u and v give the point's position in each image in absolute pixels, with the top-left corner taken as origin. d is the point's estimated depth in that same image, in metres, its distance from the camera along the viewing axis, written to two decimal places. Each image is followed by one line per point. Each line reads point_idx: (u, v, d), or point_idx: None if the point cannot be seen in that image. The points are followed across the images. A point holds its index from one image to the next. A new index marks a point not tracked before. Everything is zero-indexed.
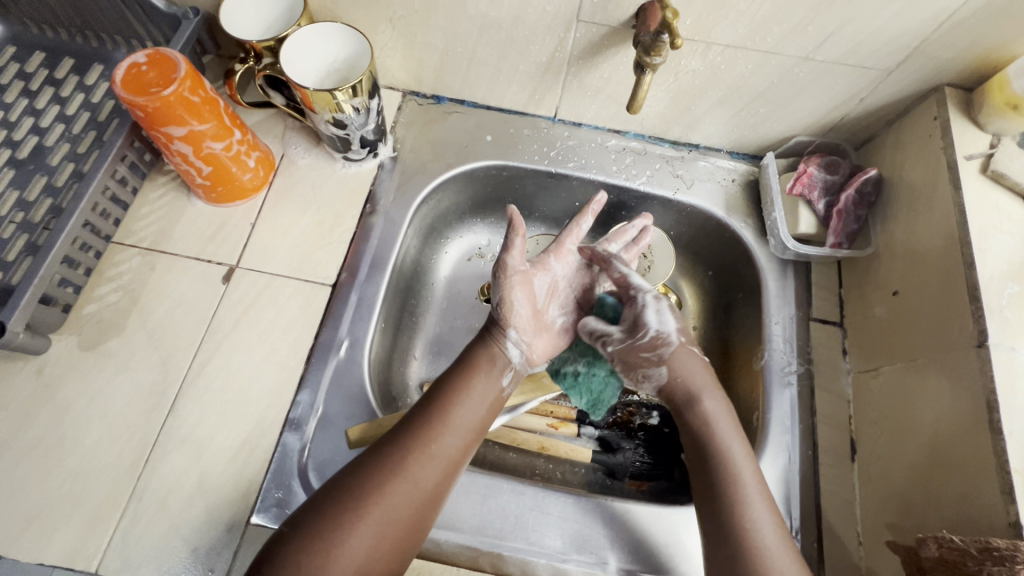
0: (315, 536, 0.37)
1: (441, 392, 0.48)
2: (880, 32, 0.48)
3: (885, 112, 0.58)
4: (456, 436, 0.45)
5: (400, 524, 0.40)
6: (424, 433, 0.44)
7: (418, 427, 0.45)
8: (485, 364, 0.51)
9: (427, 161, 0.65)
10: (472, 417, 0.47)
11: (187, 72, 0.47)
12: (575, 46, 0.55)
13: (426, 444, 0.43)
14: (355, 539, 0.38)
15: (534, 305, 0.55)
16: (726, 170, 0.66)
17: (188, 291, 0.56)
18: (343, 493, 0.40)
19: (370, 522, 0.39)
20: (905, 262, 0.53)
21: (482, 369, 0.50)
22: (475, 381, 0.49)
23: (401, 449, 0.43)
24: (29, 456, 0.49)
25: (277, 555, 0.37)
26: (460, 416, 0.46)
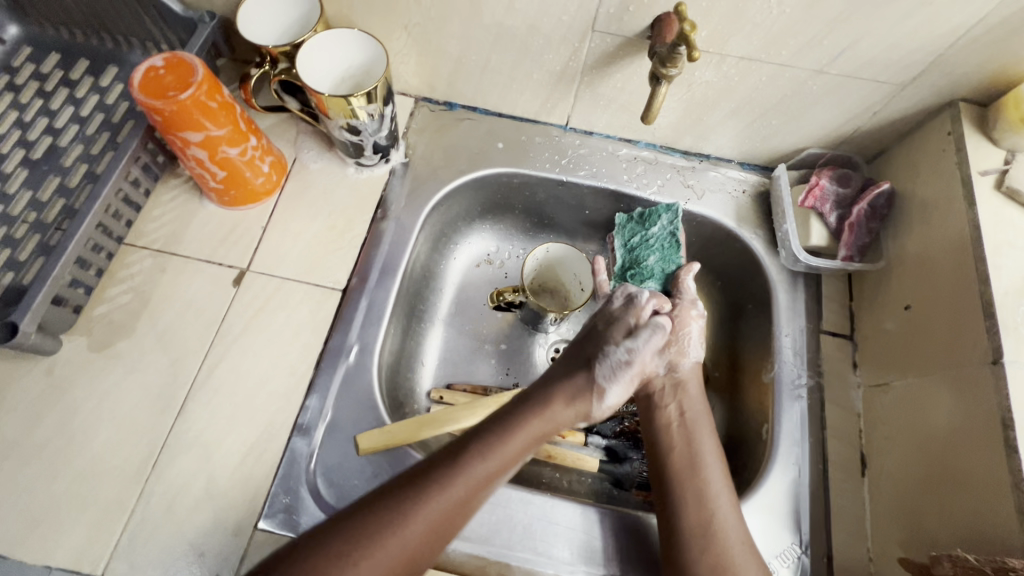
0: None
1: (468, 447, 0.45)
2: (895, 47, 0.48)
3: (898, 125, 0.58)
4: (467, 500, 0.43)
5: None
6: (435, 494, 0.42)
7: (427, 484, 0.42)
8: (532, 423, 0.48)
9: (439, 168, 0.65)
10: (490, 480, 0.44)
11: (204, 76, 0.47)
12: (589, 56, 0.56)
13: (430, 504, 0.41)
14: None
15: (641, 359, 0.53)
16: (737, 181, 0.66)
17: (199, 294, 0.56)
18: (337, 539, 0.39)
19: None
20: (918, 277, 0.53)
21: (527, 428, 0.47)
22: (509, 442, 0.46)
23: (405, 508, 0.41)
24: (38, 457, 0.49)
25: None
26: (475, 479, 0.43)
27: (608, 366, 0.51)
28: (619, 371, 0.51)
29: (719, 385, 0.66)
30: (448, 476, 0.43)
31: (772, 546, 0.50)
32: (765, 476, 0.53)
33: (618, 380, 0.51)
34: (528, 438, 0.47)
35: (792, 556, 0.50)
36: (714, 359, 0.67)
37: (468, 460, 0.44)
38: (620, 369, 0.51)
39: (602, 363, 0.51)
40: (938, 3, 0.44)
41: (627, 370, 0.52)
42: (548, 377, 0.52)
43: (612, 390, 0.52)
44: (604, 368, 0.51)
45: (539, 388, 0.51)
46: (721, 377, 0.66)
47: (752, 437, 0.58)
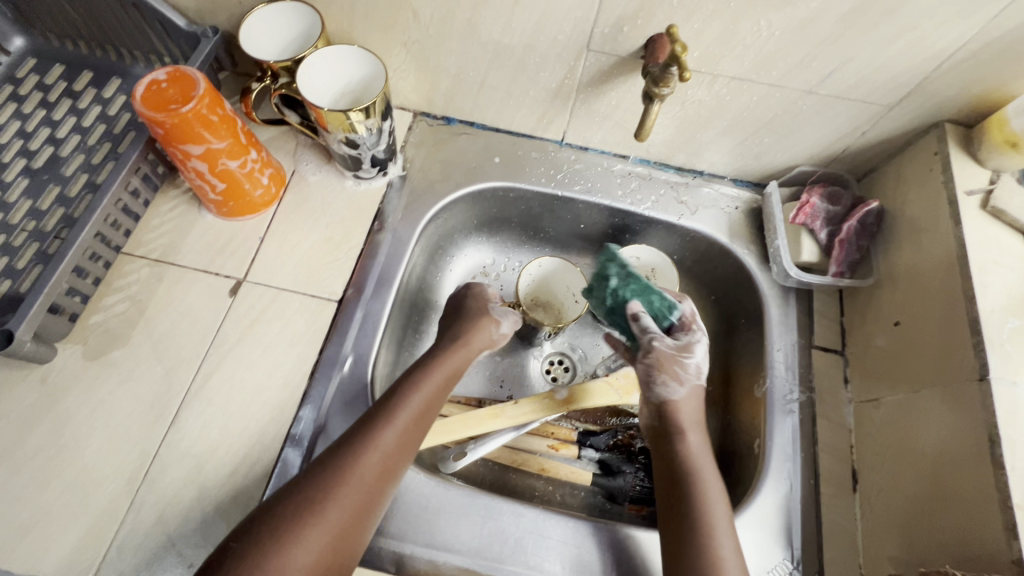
0: (260, 547, 0.37)
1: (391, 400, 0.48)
2: (883, 69, 0.50)
3: (886, 144, 0.59)
4: (398, 440, 0.46)
5: (344, 535, 0.40)
6: (366, 440, 0.44)
7: (357, 436, 0.44)
8: (440, 367, 0.52)
9: (436, 181, 0.66)
10: (414, 422, 0.47)
11: (205, 90, 0.48)
12: (584, 74, 0.57)
13: (364, 451, 0.44)
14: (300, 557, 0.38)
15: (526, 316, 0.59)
16: (730, 197, 0.67)
17: (195, 303, 0.56)
18: (285, 508, 0.40)
19: (311, 535, 0.39)
20: (906, 294, 0.54)
21: (435, 370, 0.51)
22: (423, 385, 0.49)
23: (341, 459, 0.43)
24: (29, 465, 0.49)
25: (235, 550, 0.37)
26: (399, 420, 0.46)
27: (497, 305, 0.59)
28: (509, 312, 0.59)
29: (714, 399, 0.66)
30: (381, 424, 0.45)
31: (763, 562, 0.50)
32: (757, 491, 0.53)
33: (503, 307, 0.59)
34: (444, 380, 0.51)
35: (784, 572, 0.50)
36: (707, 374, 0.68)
37: (391, 406, 0.47)
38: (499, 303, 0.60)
39: (492, 304, 0.60)
40: (922, 28, 0.45)
41: (507, 308, 0.60)
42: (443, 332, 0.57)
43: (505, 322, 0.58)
44: (497, 310, 0.59)
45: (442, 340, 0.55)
46: (714, 392, 0.67)
47: (745, 452, 0.59)
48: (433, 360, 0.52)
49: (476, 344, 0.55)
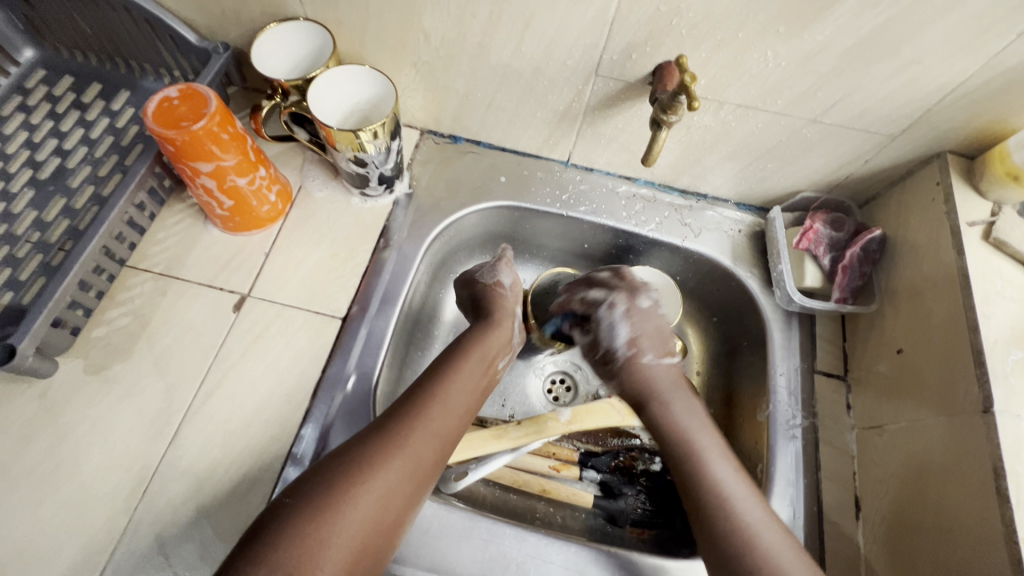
0: (316, 510, 0.40)
1: (431, 381, 0.52)
2: (886, 100, 0.50)
3: (888, 173, 0.59)
4: (447, 417, 0.50)
5: (398, 499, 0.44)
6: (418, 413, 0.48)
7: (410, 408, 0.48)
8: (478, 349, 0.56)
9: (442, 199, 0.66)
10: (461, 401, 0.52)
11: (217, 107, 0.48)
12: (591, 98, 0.57)
13: (417, 423, 0.47)
14: (356, 515, 0.41)
15: (515, 280, 0.64)
16: (733, 221, 0.68)
17: (198, 319, 0.56)
18: (342, 467, 0.43)
19: (370, 495, 0.42)
20: (909, 322, 0.54)
21: (475, 352, 0.56)
22: (466, 366, 0.54)
23: (395, 428, 0.46)
24: (25, 481, 0.48)
25: (278, 520, 0.40)
26: (449, 398, 0.51)
27: (486, 267, 0.64)
28: (498, 262, 0.64)
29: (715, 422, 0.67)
30: (422, 407, 0.49)
31: None
32: None
33: (499, 270, 0.63)
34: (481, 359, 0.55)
35: None
36: (710, 395, 0.69)
37: (440, 384, 0.51)
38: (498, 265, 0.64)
39: (482, 269, 0.64)
40: (926, 62, 0.46)
41: (495, 263, 0.64)
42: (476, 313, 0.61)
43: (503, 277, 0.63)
44: (485, 270, 0.64)
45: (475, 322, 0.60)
46: (717, 415, 0.67)
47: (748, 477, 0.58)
48: (470, 342, 0.56)
49: (507, 328, 0.59)
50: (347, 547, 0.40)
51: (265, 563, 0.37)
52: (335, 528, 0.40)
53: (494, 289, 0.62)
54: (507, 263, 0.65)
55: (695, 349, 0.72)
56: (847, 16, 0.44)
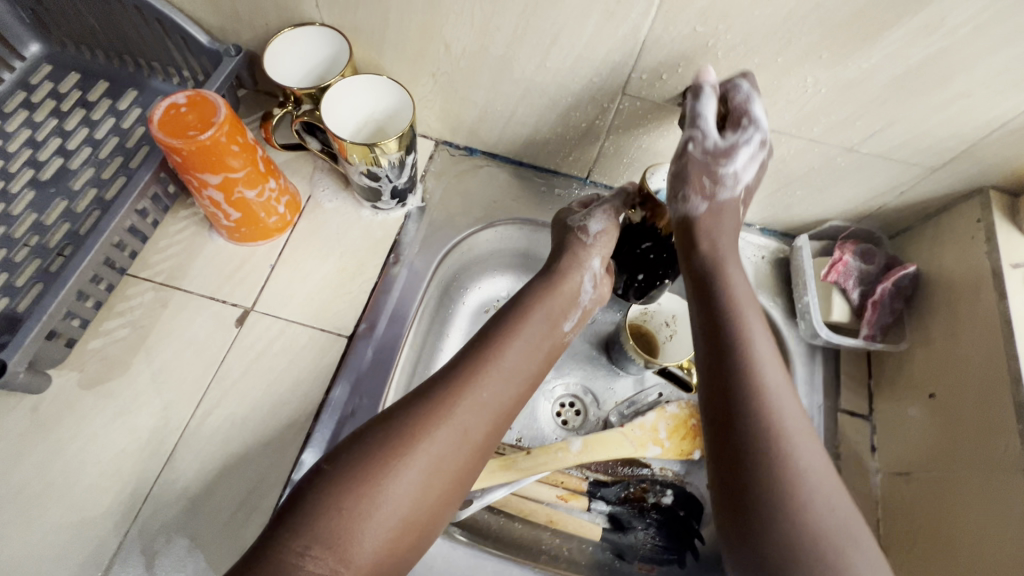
0: (355, 472, 0.39)
1: (490, 344, 0.48)
2: (929, 133, 0.48)
3: (925, 206, 0.57)
4: (500, 388, 0.46)
5: (446, 474, 0.42)
6: (467, 384, 0.45)
7: (460, 377, 0.45)
8: (538, 310, 0.51)
9: (456, 215, 0.64)
10: (517, 371, 0.48)
11: (226, 116, 0.46)
12: (616, 117, 0.55)
13: (465, 393, 0.44)
14: (397, 491, 0.40)
15: (611, 230, 0.55)
16: (756, 246, 0.65)
17: (199, 333, 0.54)
18: (386, 431, 0.42)
19: (414, 468, 0.41)
20: (944, 365, 0.52)
21: (538, 311, 0.51)
22: (523, 333, 0.50)
23: (441, 400, 0.44)
24: (13, 500, 0.46)
25: (316, 486, 0.39)
26: (502, 367, 0.47)
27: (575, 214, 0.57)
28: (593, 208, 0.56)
29: None
30: (477, 373, 0.46)
31: None
32: None
33: (595, 216, 0.54)
34: (546, 321, 0.51)
35: None
36: None
37: (495, 351, 0.48)
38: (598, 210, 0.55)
39: (573, 216, 0.56)
40: (976, 95, 0.44)
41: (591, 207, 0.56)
42: (549, 259, 0.56)
43: (596, 224, 0.54)
44: (577, 218, 0.56)
45: (542, 274, 0.54)
46: None
47: None
48: (530, 300, 0.52)
49: (575, 281, 0.54)
50: (389, 524, 0.39)
51: (303, 534, 0.37)
52: (375, 503, 0.39)
53: (577, 237, 0.55)
54: (613, 210, 0.55)
55: None
56: (896, 44, 0.41)
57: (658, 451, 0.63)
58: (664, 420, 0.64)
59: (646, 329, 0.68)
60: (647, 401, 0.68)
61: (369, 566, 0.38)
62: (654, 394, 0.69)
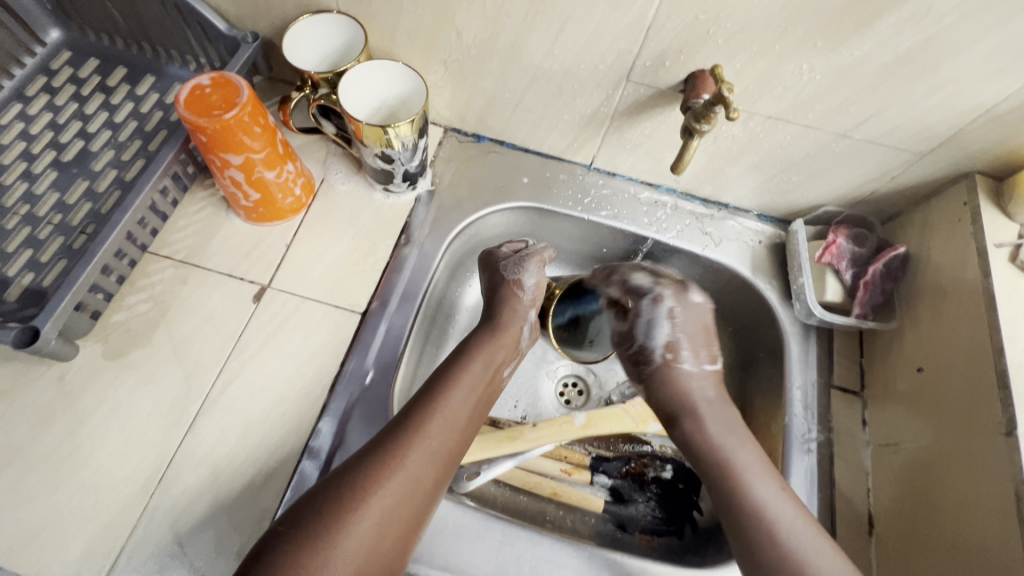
0: (309, 532, 0.40)
1: (432, 391, 0.51)
2: (919, 118, 0.50)
3: (914, 192, 0.59)
4: (445, 436, 0.48)
5: (396, 524, 0.43)
6: (415, 433, 0.47)
7: (403, 427, 0.47)
8: (480, 359, 0.55)
9: (464, 199, 0.66)
10: (459, 418, 0.50)
11: (249, 97, 0.48)
12: (620, 103, 0.57)
13: (413, 443, 0.46)
14: (350, 544, 0.40)
15: (541, 281, 0.62)
16: (754, 232, 0.68)
17: (218, 308, 0.56)
18: (338, 485, 0.43)
19: (363, 521, 0.41)
20: (931, 342, 0.54)
21: (478, 360, 0.54)
22: (467, 379, 0.53)
23: (390, 448, 0.45)
24: (41, 464, 0.48)
25: (270, 553, 0.39)
26: (446, 416, 0.49)
27: (511, 260, 0.61)
28: (527, 258, 0.61)
29: None
30: (422, 418, 0.48)
31: None
32: None
33: (526, 268, 0.60)
34: (484, 370, 0.54)
35: None
36: None
37: (437, 400, 0.50)
38: (523, 262, 0.61)
39: (506, 262, 0.61)
40: (962, 82, 0.46)
41: (523, 257, 0.61)
42: (486, 307, 0.61)
43: (527, 277, 0.61)
44: (511, 265, 0.61)
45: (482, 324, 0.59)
46: None
47: None
48: (475, 350, 0.55)
49: (514, 331, 0.58)
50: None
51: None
52: (329, 559, 0.39)
53: (512, 288, 0.60)
54: (541, 260, 0.61)
55: None
56: (887, 32, 0.43)
57: (658, 428, 0.65)
58: None
59: None
60: None
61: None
62: None
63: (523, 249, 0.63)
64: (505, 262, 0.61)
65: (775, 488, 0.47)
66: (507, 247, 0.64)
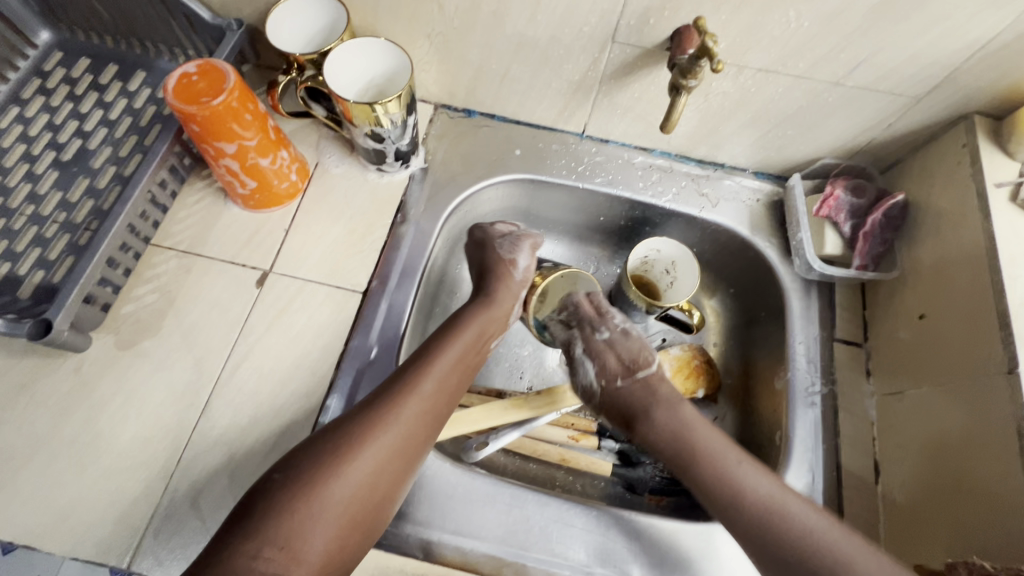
0: (305, 477, 0.42)
1: (427, 350, 0.52)
2: (912, 60, 0.49)
3: (912, 137, 0.58)
4: (437, 391, 0.50)
5: (386, 475, 0.45)
6: (405, 390, 0.48)
7: (393, 386, 0.48)
8: (470, 325, 0.55)
9: (458, 174, 0.66)
10: (448, 380, 0.51)
11: (236, 83, 0.49)
12: (608, 66, 0.57)
13: (404, 401, 0.47)
14: (339, 490, 0.42)
15: (529, 263, 0.62)
16: (751, 190, 0.67)
17: (223, 295, 0.57)
18: (333, 436, 0.45)
19: (352, 472, 0.43)
20: (932, 287, 0.54)
21: (471, 328, 0.55)
22: (458, 340, 0.54)
23: (383, 407, 0.47)
24: (65, 451, 0.50)
25: (266, 495, 0.41)
26: (435, 377, 0.50)
27: (507, 239, 0.62)
28: (521, 240, 0.62)
29: (732, 391, 0.68)
30: (417, 374, 0.50)
31: None
32: (780, 480, 0.54)
33: (518, 249, 0.61)
34: (476, 333, 0.55)
35: None
36: (726, 367, 0.70)
37: (429, 360, 0.51)
38: (517, 243, 0.62)
39: (501, 241, 0.61)
40: (954, 19, 0.45)
41: (518, 238, 0.62)
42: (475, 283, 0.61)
43: (520, 259, 0.61)
44: (506, 243, 0.61)
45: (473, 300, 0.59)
46: (734, 385, 0.68)
47: (767, 444, 0.59)
48: (469, 315, 0.56)
49: (506, 307, 0.59)
50: (331, 525, 0.41)
51: (251, 540, 0.38)
52: (316, 506, 0.41)
53: (507, 267, 0.60)
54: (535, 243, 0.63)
55: (712, 319, 0.72)
56: None
57: None
58: (668, 360, 0.67)
59: (647, 278, 0.71)
60: (652, 346, 0.71)
61: (317, 560, 0.40)
62: (658, 339, 0.71)
63: (516, 230, 0.63)
64: (499, 241, 0.61)
65: (760, 474, 0.48)
66: (495, 227, 0.64)
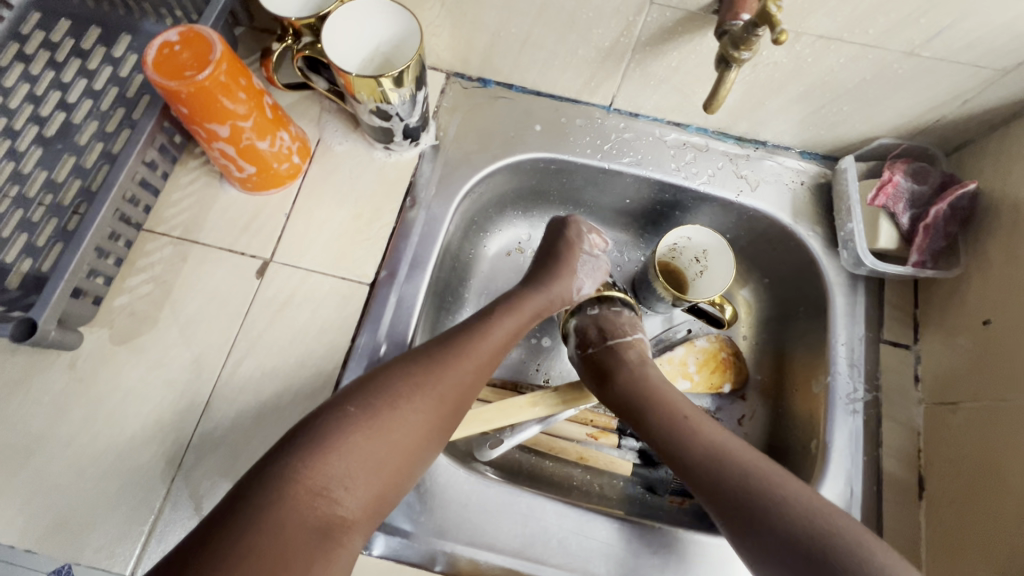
0: (366, 417, 0.41)
1: (484, 314, 0.51)
2: (1006, 28, 0.42)
3: (988, 116, 0.51)
4: (492, 352, 0.49)
5: (436, 427, 0.44)
6: (465, 350, 0.47)
7: (452, 343, 0.47)
8: (530, 305, 0.53)
9: (472, 152, 0.60)
10: (502, 344, 0.50)
11: (223, 53, 0.43)
12: (643, 32, 0.50)
13: (463, 360, 0.46)
14: (399, 432, 0.42)
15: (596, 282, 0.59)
16: (796, 171, 0.61)
17: (223, 285, 0.54)
18: (395, 378, 0.44)
19: (409, 418, 0.42)
20: (1001, 290, 0.49)
21: (529, 306, 0.53)
22: (515, 315, 0.52)
23: (441, 361, 0.46)
24: (63, 452, 0.48)
25: (324, 425, 0.40)
26: (495, 341, 0.49)
27: (589, 261, 0.58)
28: (597, 267, 0.59)
29: (763, 388, 0.64)
30: (474, 335, 0.48)
31: None
32: (815, 493, 0.50)
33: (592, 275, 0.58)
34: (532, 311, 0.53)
35: None
36: (756, 362, 0.65)
37: (484, 328, 0.49)
38: (595, 269, 0.58)
39: (584, 257, 0.58)
40: None
41: (597, 264, 0.59)
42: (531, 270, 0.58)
43: (588, 283, 0.58)
44: (587, 265, 0.58)
45: (526, 283, 0.56)
46: (765, 381, 0.64)
47: (800, 451, 0.56)
48: (523, 299, 0.53)
49: (560, 297, 0.56)
50: (383, 466, 0.41)
51: (317, 471, 0.38)
52: (374, 445, 0.40)
53: (569, 283, 0.56)
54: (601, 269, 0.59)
55: (744, 310, 0.67)
56: None
57: (688, 385, 0.62)
58: (694, 353, 0.62)
59: (674, 266, 0.66)
60: (677, 338, 0.66)
61: (366, 501, 0.40)
62: (683, 330, 0.66)
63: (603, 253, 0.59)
64: (583, 256, 0.58)
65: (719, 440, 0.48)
66: (587, 237, 0.59)
